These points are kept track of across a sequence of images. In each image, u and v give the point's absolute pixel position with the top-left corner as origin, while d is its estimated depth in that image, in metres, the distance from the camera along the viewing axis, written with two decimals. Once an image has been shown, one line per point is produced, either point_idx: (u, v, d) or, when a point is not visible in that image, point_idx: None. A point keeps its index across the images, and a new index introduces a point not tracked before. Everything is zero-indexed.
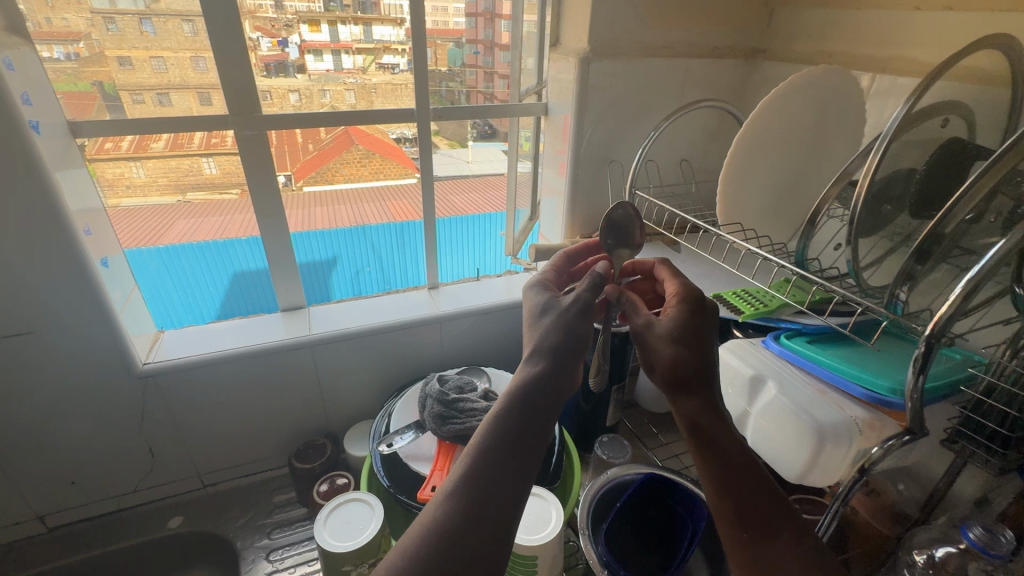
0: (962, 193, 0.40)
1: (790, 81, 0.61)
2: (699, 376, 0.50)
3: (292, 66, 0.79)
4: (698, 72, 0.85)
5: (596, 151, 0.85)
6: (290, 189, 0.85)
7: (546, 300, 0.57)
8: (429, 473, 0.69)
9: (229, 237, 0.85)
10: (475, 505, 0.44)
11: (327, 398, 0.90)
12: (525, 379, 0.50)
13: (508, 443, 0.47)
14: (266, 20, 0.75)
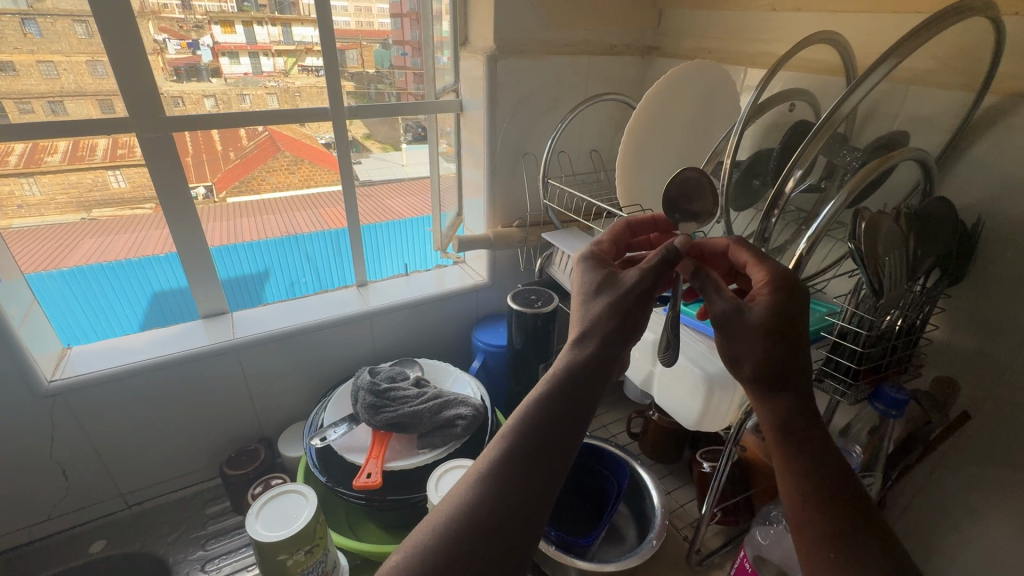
0: (797, 164, 0.48)
1: (670, 75, 0.68)
2: (773, 365, 0.43)
3: (206, 70, 0.77)
4: (600, 68, 0.91)
5: (510, 144, 0.90)
6: (212, 200, 0.84)
7: (603, 277, 0.50)
8: (364, 462, 0.71)
9: (146, 256, 0.82)
10: (501, 494, 0.41)
11: (258, 403, 0.89)
12: (567, 364, 0.46)
13: (545, 432, 0.44)
14: (173, 21, 0.74)
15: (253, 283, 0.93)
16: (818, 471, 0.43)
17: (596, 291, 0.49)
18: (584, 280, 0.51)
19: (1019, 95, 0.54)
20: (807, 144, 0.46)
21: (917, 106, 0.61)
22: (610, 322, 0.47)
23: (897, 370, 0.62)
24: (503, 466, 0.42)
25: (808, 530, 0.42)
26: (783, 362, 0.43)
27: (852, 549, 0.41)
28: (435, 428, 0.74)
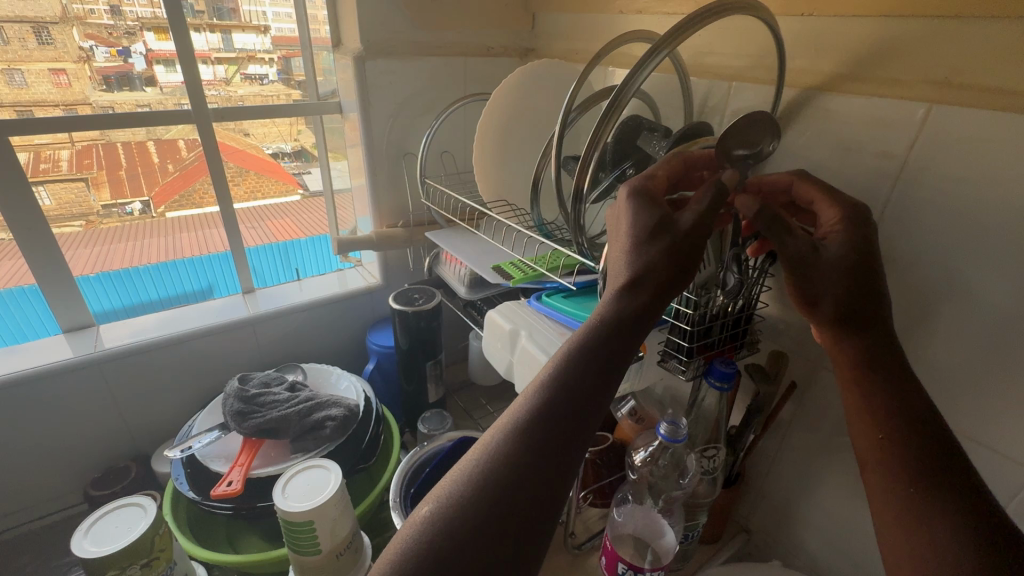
0: (592, 150, 0.49)
1: (516, 74, 0.69)
2: (845, 302, 0.49)
3: (139, 79, 0.82)
4: (476, 69, 0.93)
5: (389, 144, 0.90)
6: (151, 215, 0.91)
7: (657, 220, 0.48)
8: (228, 470, 0.69)
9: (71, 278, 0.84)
10: (534, 443, 0.41)
11: (129, 419, 0.85)
12: (607, 314, 0.46)
13: (578, 384, 0.44)
14: (101, 28, 0.79)
15: (197, 300, 0.96)
16: (889, 401, 0.48)
17: (652, 230, 0.47)
18: (636, 219, 0.48)
19: (816, 88, 0.59)
20: (598, 125, 0.48)
21: (741, 101, 0.66)
22: (667, 265, 0.46)
23: (734, 346, 0.67)
24: (529, 418, 0.42)
25: (890, 455, 0.46)
26: (852, 299, 0.49)
27: (925, 472, 0.44)
28: (305, 430, 0.73)
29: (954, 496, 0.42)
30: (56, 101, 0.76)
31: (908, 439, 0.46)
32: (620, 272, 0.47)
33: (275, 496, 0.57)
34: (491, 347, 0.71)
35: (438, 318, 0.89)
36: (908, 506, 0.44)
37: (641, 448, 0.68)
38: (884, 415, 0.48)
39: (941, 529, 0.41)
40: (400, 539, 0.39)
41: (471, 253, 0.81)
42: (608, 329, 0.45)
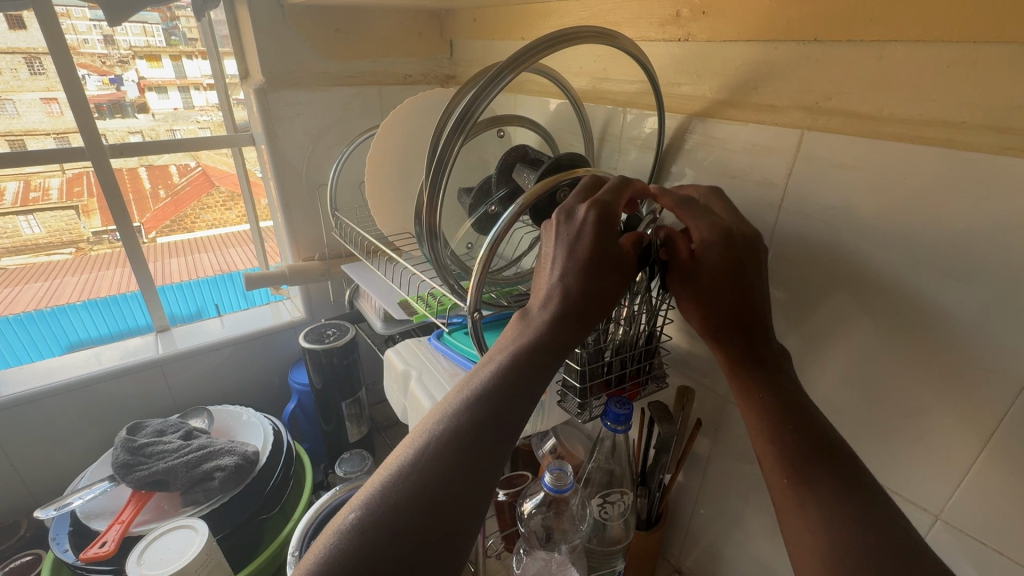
0: (440, 176, 0.50)
1: (409, 102, 0.69)
2: (724, 305, 0.45)
3: (132, 106, 0.87)
4: (392, 98, 0.92)
5: (304, 175, 0.88)
6: (145, 241, 0.94)
7: (592, 250, 0.45)
8: (106, 528, 0.65)
9: (61, 306, 0.90)
10: (470, 448, 0.37)
11: (23, 471, 0.81)
12: (542, 324, 0.44)
13: (515, 386, 0.40)
14: (94, 57, 0.82)
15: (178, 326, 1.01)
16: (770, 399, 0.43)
17: (597, 256, 0.45)
18: (593, 242, 0.45)
19: (700, 115, 0.58)
20: (447, 138, 0.48)
21: (635, 128, 0.65)
22: (603, 287, 0.45)
23: (638, 382, 0.63)
24: (468, 420, 0.38)
25: (766, 450, 0.41)
26: (729, 302, 0.45)
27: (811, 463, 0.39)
28: (193, 481, 0.69)
29: (841, 482, 0.37)
30: (46, 130, 0.80)
31: (792, 427, 0.41)
32: (556, 295, 0.44)
33: (128, 565, 0.53)
34: (390, 389, 0.68)
35: (355, 353, 0.85)
36: (794, 503, 0.38)
37: (531, 496, 0.65)
38: (763, 408, 0.43)
39: (824, 526, 0.36)
40: (318, 551, 0.33)
41: (379, 289, 0.79)
42: (552, 334, 0.43)
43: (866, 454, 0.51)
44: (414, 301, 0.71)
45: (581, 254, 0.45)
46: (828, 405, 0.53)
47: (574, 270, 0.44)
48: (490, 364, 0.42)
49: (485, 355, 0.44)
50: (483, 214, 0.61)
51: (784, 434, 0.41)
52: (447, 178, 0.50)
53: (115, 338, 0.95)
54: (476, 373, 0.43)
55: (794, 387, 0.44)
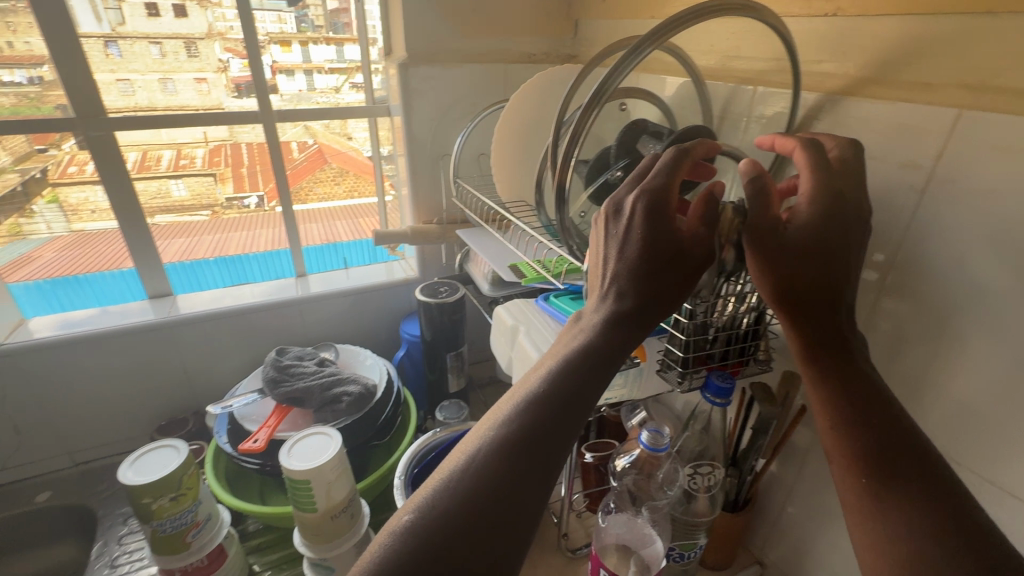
0: (575, 142, 0.53)
1: (539, 75, 0.73)
2: (806, 282, 0.46)
3: (262, 87, 0.94)
4: (516, 76, 0.96)
5: (429, 146, 0.96)
6: (263, 208, 1.04)
7: (648, 239, 0.46)
8: (257, 429, 0.78)
9: (196, 259, 1.01)
10: (526, 451, 0.40)
11: (192, 377, 0.97)
12: (596, 329, 0.46)
13: (574, 388, 0.44)
14: (236, 42, 0.90)
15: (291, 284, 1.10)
16: (854, 395, 0.45)
17: (650, 253, 0.46)
18: (644, 238, 0.46)
19: (840, 92, 0.56)
20: (583, 111, 0.52)
21: (764, 106, 0.64)
22: (658, 285, 0.46)
23: (742, 361, 0.63)
24: (518, 424, 0.41)
25: (841, 441, 0.44)
26: (813, 278, 0.46)
27: (893, 454, 0.41)
28: (326, 402, 0.80)
29: (919, 495, 0.39)
30: (196, 106, 0.92)
31: (864, 431, 0.43)
32: (609, 295, 0.47)
33: (281, 454, 0.63)
34: (497, 342, 0.74)
35: (462, 311, 0.92)
36: (864, 503, 0.41)
37: (625, 454, 0.69)
38: (846, 420, 0.44)
39: (902, 519, 0.39)
40: (378, 544, 0.37)
41: (492, 251, 0.86)
42: (604, 331, 0.46)
43: (994, 458, 0.48)
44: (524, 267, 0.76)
45: (631, 248, 0.47)
46: (957, 402, 0.50)
47: (626, 272, 0.47)
48: (543, 368, 0.46)
49: (540, 361, 0.47)
50: (607, 180, 0.63)
51: (855, 434, 0.43)
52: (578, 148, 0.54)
53: (256, 282, 1.07)
54: (528, 378, 0.46)
55: (877, 397, 0.44)
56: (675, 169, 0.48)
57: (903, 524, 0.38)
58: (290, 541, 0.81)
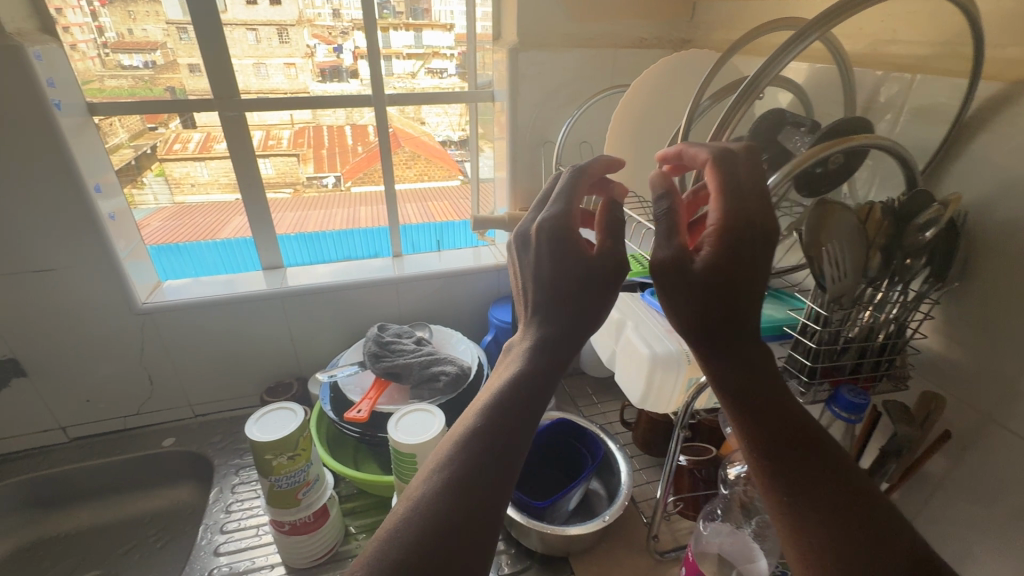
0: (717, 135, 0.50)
1: (664, 62, 0.71)
2: (719, 310, 0.41)
3: (345, 72, 0.97)
4: (625, 61, 0.93)
5: (533, 133, 0.95)
6: (341, 188, 1.06)
7: (551, 268, 0.46)
8: (360, 400, 0.82)
9: (281, 234, 1.05)
10: (460, 501, 0.40)
11: (298, 345, 1.04)
12: (522, 364, 0.46)
13: (502, 419, 0.43)
14: (323, 29, 0.93)
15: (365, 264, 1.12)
16: (777, 419, 0.42)
17: (551, 282, 0.46)
18: (544, 267, 0.47)
19: None
20: (729, 109, 0.48)
21: (925, 96, 0.57)
22: (567, 315, 0.46)
23: (875, 377, 0.58)
24: (459, 468, 0.41)
25: (763, 471, 0.41)
26: (725, 310, 0.41)
27: (822, 476, 0.40)
28: (422, 380, 0.83)
29: (859, 547, 0.37)
30: (285, 91, 0.94)
31: (794, 472, 0.40)
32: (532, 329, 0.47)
33: (388, 426, 0.66)
34: (599, 335, 0.73)
35: None
36: (805, 555, 0.39)
37: (737, 463, 0.65)
38: (774, 460, 0.41)
39: (846, 548, 0.37)
40: None
41: None
42: (526, 364, 0.46)
43: None
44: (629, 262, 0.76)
45: (544, 277, 0.46)
46: None
47: (536, 305, 0.48)
48: (477, 405, 0.46)
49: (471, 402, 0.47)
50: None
51: (789, 476, 0.40)
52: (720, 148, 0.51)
53: (330, 260, 1.09)
54: (462, 418, 0.46)
55: (797, 432, 0.41)
56: (574, 192, 0.49)
57: (847, 558, 0.37)
58: (383, 508, 0.85)
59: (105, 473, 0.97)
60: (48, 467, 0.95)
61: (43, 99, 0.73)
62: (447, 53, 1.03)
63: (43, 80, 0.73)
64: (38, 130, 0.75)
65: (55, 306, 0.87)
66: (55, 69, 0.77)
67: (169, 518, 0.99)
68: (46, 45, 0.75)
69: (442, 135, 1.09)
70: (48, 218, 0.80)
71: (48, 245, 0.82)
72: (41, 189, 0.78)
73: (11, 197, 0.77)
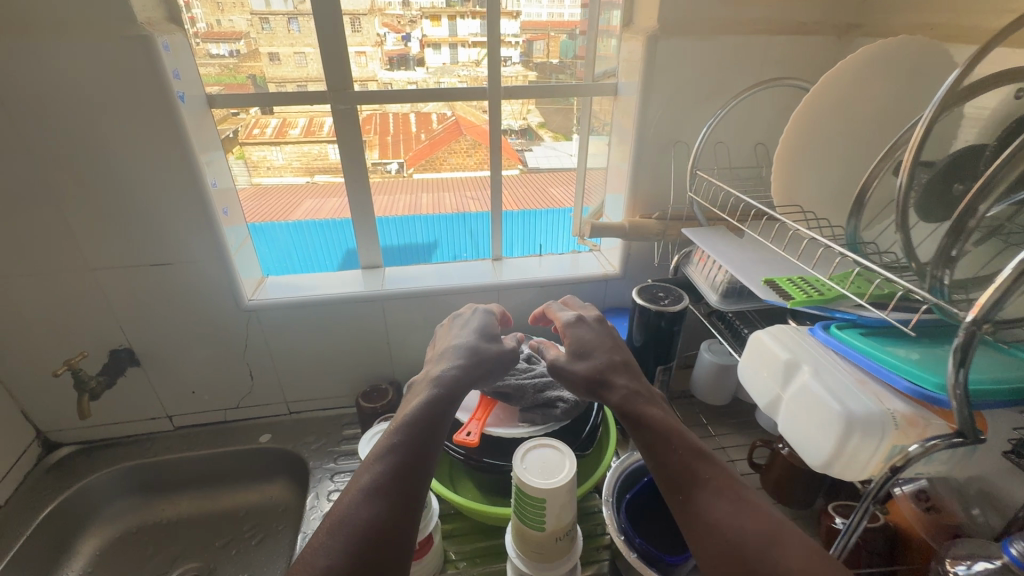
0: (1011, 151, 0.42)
1: (867, 50, 0.57)
2: (594, 369, 0.70)
3: (413, 60, 0.90)
4: (779, 51, 0.80)
5: (663, 132, 0.85)
6: (402, 174, 0.99)
7: (473, 343, 0.75)
8: (467, 420, 0.77)
9: (344, 218, 0.99)
10: (396, 486, 0.56)
11: (394, 349, 1.00)
12: (442, 386, 0.67)
13: (426, 424, 0.62)
14: (393, 17, 0.87)
15: (422, 252, 1.05)
16: (646, 438, 0.62)
17: (472, 349, 0.74)
18: (467, 341, 0.75)
19: None
20: None
21: None
22: (474, 367, 0.71)
23: None
24: (393, 452, 0.59)
25: (658, 472, 0.58)
26: (600, 367, 0.70)
27: (691, 473, 0.57)
28: (534, 404, 0.78)
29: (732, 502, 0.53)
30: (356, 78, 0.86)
31: (676, 461, 0.58)
32: (438, 367, 0.70)
33: (515, 460, 0.60)
34: (754, 374, 0.62)
35: (682, 323, 0.81)
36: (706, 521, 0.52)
37: (960, 562, 0.54)
38: (664, 456, 0.59)
39: (724, 523, 0.52)
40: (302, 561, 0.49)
41: (739, 259, 0.75)
42: (439, 389, 0.66)
43: None
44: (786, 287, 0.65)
45: (464, 338, 0.76)
46: None
47: (453, 360, 0.72)
48: (410, 409, 0.64)
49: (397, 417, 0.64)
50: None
51: (675, 465, 0.58)
52: (995, 189, 0.45)
53: (390, 244, 1.03)
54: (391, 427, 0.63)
55: (671, 436, 0.60)
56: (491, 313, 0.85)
57: (726, 529, 0.51)
58: (483, 535, 0.79)
59: (206, 464, 0.98)
60: (155, 454, 0.97)
61: (169, 91, 0.71)
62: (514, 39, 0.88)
63: (169, 71, 0.71)
64: (163, 123, 0.73)
65: (170, 299, 0.87)
66: (180, 60, 0.75)
67: (262, 514, 0.98)
68: (173, 35, 0.73)
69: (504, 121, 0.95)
70: (168, 212, 0.79)
71: (165, 238, 0.81)
72: (163, 185, 0.77)
73: (137, 189, 0.77)
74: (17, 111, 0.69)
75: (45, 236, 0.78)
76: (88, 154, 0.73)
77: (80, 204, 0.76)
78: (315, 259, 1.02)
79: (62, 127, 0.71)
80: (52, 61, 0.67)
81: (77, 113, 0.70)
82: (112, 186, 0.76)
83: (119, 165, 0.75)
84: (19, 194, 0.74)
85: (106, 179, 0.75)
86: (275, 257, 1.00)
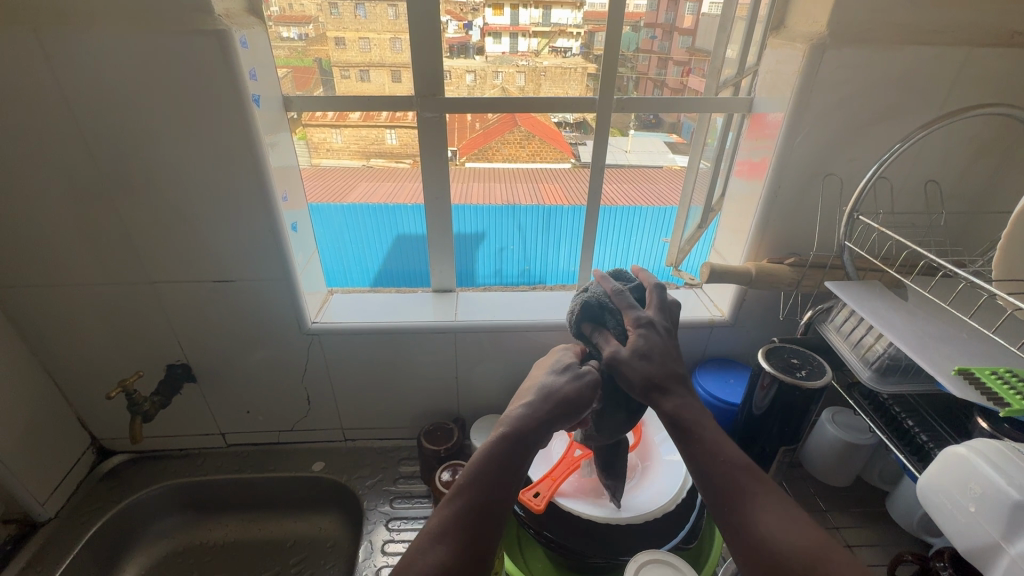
0: None
1: None
2: (653, 364, 0.50)
3: (473, 48, 0.74)
4: (978, 68, 0.63)
5: (807, 161, 0.70)
6: (455, 164, 0.81)
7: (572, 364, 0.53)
8: (538, 479, 0.70)
9: (397, 204, 0.84)
10: (465, 538, 0.45)
11: (463, 384, 0.90)
12: (524, 418, 0.49)
13: (505, 469, 0.47)
14: (457, 4, 0.71)
15: (468, 243, 0.89)
16: (683, 442, 0.49)
17: (570, 364, 0.53)
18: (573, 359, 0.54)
19: None
20: None
21: None
22: (579, 392, 0.50)
23: None
24: (462, 504, 0.46)
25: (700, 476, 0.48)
26: (663, 367, 0.50)
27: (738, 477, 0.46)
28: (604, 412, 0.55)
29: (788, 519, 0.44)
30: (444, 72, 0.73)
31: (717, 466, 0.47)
32: (519, 401, 0.51)
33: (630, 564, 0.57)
34: (951, 506, 0.47)
35: (821, 400, 0.66)
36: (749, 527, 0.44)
37: None
38: (710, 461, 0.48)
39: (774, 538, 0.43)
40: None
41: (910, 331, 0.58)
42: (528, 411, 0.49)
43: None
44: (993, 386, 0.48)
45: (557, 364, 0.53)
46: None
47: (556, 372, 0.52)
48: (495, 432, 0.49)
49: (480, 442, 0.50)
50: None
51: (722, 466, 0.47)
52: None
53: (445, 239, 0.87)
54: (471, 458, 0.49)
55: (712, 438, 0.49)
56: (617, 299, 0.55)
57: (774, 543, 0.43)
58: None
59: (256, 488, 0.92)
60: (207, 473, 0.92)
61: (244, 95, 0.63)
62: (574, 30, 0.73)
63: (246, 71, 0.63)
64: (235, 130, 0.65)
65: (231, 316, 0.80)
66: (257, 57, 0.66)
67: (311, 548, 0.91)
68: (251, 28, 0.65)
69: (556, 116, 0.77)
70: (239, 227, 0.72)
71: (229, 253, 0.74)
72: (228, 196, 0.69)
73: (202, 202, 0.70)
74: (84, 112, 0.62)
75: (108, 246, 0.72)
76: (155, 159, 0.66)
77: (147, 213, 0.70)
78: (388, 260, 0.91)
79: (128, 130, 0.64)
80: (121, 58, 0.60)
81: (146, 117, 0.63)
82: (178, 195, 0.69)
83: (184, 173, 0.67)
84: (83, 198, 0.68)
85: (174, 187, 0.68)
86: (332, 252, 0.90)
